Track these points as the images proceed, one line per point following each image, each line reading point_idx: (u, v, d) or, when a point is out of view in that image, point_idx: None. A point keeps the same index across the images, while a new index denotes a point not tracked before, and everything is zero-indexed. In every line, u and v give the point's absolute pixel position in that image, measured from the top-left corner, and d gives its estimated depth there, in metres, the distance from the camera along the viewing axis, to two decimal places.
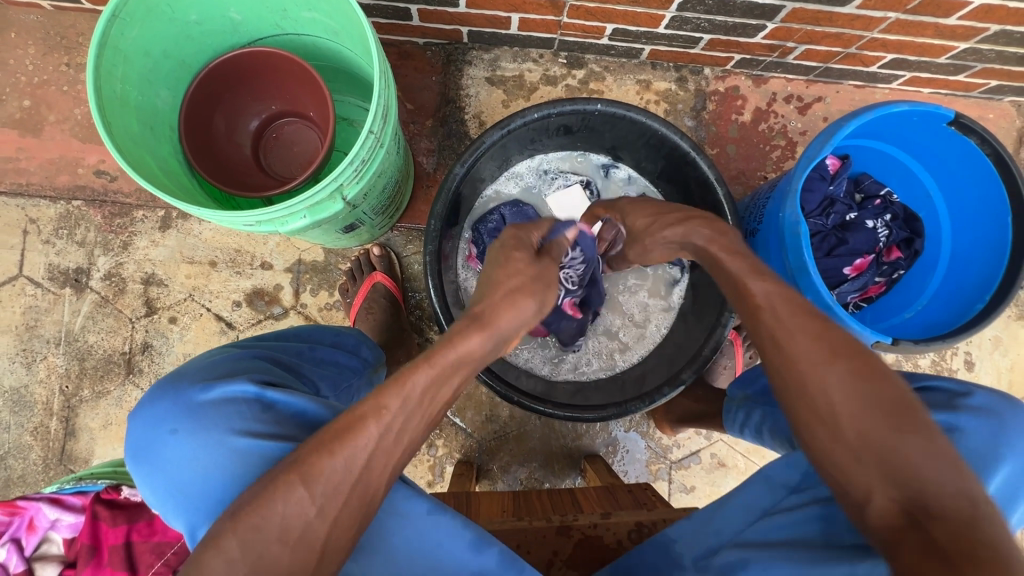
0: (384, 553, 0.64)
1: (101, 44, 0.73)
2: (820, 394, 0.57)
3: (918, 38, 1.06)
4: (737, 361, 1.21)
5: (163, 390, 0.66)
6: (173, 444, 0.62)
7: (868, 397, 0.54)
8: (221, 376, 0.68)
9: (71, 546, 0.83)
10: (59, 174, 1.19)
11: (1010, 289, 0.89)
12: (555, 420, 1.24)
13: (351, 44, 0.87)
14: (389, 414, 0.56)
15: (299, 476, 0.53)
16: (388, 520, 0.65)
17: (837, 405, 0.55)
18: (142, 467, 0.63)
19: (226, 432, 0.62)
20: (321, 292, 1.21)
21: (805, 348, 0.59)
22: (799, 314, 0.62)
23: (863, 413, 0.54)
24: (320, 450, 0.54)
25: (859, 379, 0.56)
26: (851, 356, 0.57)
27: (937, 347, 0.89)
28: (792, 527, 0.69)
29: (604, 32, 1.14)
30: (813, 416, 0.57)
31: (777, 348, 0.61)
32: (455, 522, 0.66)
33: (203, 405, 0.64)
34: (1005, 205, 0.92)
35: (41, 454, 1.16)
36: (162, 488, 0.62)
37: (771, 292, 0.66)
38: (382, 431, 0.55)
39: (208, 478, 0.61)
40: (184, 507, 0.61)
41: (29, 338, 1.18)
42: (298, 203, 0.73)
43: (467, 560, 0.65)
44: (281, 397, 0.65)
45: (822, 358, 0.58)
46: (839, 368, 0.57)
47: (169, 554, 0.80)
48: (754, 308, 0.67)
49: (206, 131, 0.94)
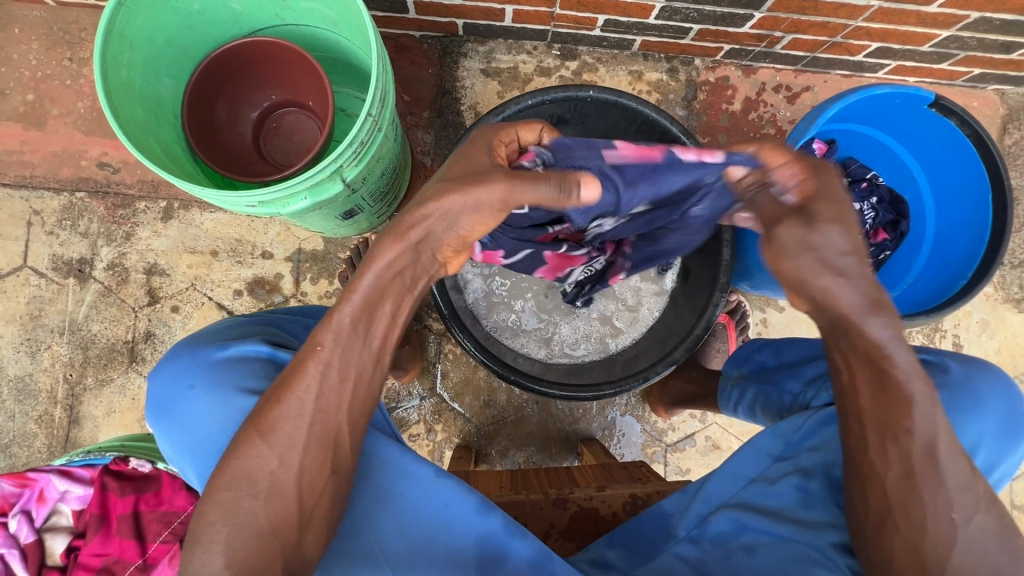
0: (396, 512, 0.72)
1: (107, 31, 0.76)
2: (947, 544, 0.61)
3: (901, 26, 1.09)
4: (730, 344, 1.24)
5: (186, 350, 0.76)
6: (193, 398, 0.71)
7: (995, 554, 0.61)
8: (235, 338, 0.77)
9: (79, 518, 0.95)
10: (62, 166, 1.21)
11: (992, 264, 0.93)
12: (551, 405, 1.26)
13: (350, 34, 0.89)
14: (324, 351, 0.61)
15: (255, 429, 0.61)
16: (400, 481, 0.73)
17: (966, 557, 0.61)
18: (169, 413, 0.73)
19: (241, 387, 0.71)
20: (321, 280, 1.23)
21: (959, 500, 0.61)
22: (959, 462, 0.62)
23: (985, 566, 0.61)
24: (270, 403, 0.62)
25: (993, 536, 0.62)
26: (991, 509, 0.62)
27: (922, 321, 0.93)
28: (775, 498, 0.75)
29: (596, 23, 1.17)
30: (924, 558, 0.61)
31: (923, 492, 0.61)
32: (460, 486, 0.72)
33: (221, 364, 0.73)
34: (984, 181, 0.97)
35: (46, 442, 1.18)
36: (182, 437, 0.71)
37: (949, 430, 0.62)
38: (320, 368, 0.61)
39: (222, 429, 0.70)
40: (200, 450, 0.70)
41: (34, 328, 1.20)
42: (299, 183, 0.75)
43: (472, 522, 0.71)
44: (291, 358, 0.74)
45: (971, 510, 0.61)
46: (978, 522, 0.61)
47: (175, 524, 0.94)
48: (920, 436, 0.61)
49: (209, 119, 0.97)
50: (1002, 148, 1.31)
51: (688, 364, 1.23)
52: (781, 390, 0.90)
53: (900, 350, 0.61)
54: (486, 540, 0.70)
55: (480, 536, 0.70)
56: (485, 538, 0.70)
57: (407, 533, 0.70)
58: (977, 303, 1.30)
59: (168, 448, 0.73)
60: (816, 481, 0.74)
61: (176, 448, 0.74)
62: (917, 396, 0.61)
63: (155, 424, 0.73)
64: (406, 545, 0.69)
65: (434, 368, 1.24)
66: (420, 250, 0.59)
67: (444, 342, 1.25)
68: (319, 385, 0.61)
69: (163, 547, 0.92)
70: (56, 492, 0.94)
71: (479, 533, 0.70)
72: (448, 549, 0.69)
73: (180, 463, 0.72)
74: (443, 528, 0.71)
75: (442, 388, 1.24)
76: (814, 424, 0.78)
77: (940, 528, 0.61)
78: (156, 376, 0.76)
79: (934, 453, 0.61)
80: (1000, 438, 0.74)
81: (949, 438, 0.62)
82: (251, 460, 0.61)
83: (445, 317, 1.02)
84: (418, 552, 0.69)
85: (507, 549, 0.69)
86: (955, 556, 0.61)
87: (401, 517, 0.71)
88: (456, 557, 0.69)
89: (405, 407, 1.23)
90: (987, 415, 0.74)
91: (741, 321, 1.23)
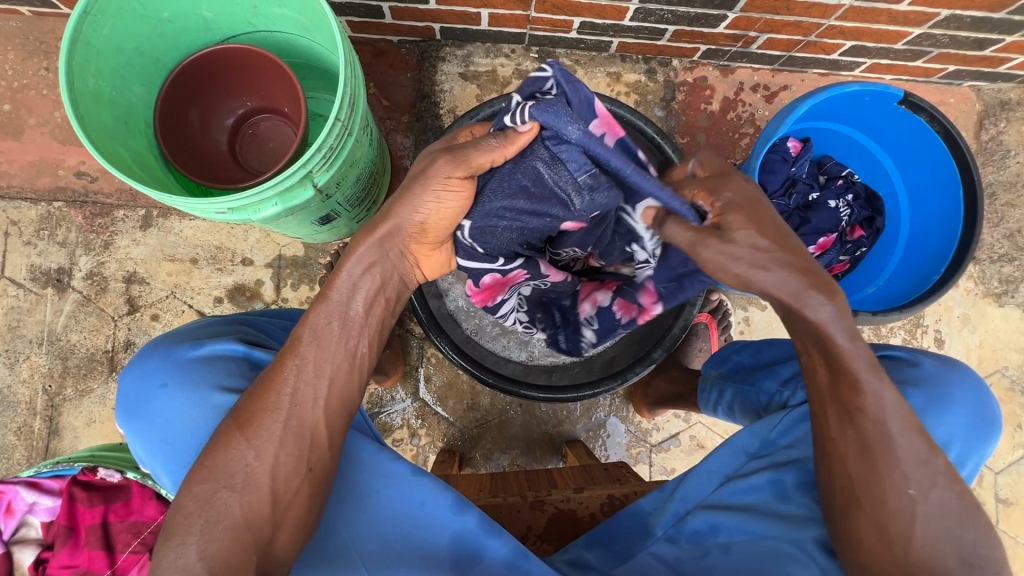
0: (371, 511, 0.71)
1: (73, 39, 0.75)
2: (908, 522, 0.62)
3: (873, 24, 1.10)
4: (712, 344, 1.24)
5: (159, 350, 0.75)
6: (165, 396, 0.71)
7: (958, 531, 0.62)
8: (208, 337, 0.77)
9: (49, 530, 0.94)
10: (40, 176, 1.21)
11: (963, 261, 0.96)
12: (535, 406, 1.26)
13: (321, 39, 0.89)
14: (303, 345, 0.66)
15: (237, 424, 0.63)
16: (377, 479, 0.72)
17: (926, 533, 0.62)
18: (136, 417, 0.71)
19: (213, 388, 0.70)
20: (301, 286, 1.22)
21: (915, 476, 0.63)
22: (911, 437, 0.63)
23: (950, 543, 0.62)
24: (252, 398, 0.64)
25: (955, 512, 0.62)
26: (954, 487, 0.63)
27: (896, 318, 0.97)
28: (748, 493, 0.75)
29: (572, 25, 1.17)
30: (886, 535, 0.62)
31: (880, 467, 0.63)
32: (436, 484, 0.71)
33: (195, 362, 0.72)
34: (956, 181, 1.00)
35: (25, 453, 1.17)
36: (152, 436, 0.70)
37: (897, 409, 0.64)
38: (298, 364, 0.65)
39: (196, 429, 0.69)
40: (169, 454, 0.69)
41: (12, 339, 1.19)
42: (268, 189, 0.75)
43: (448, 520, 0.70)
44: (266, 356, 0.74)
45: (927, 485, 0.63)
46: (936, 498, 0.63)
47: (145, 533, 0.94)
48: (871, 413, 0.63)
49: (182, 127, 0.97)
50: (979, 144, 1.32)
51: (671, 364, 1.23)
52: (758, 390, 0.89)
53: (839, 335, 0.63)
54: (462, 537, 0.69)
55: (455, 534, 0.70)
56: (461, 536, 0.69)
57: (382, 532, 0.69)
58: (958, 298, 1.30)
59: (139, 448, 0.72)
60: (789, 473, 0.74)
61: (142, 454, 0.72)
62: (864, 380, 0.63)
63: (126, 425, 0.72)
64: (381, 544, 0.69)
65: (417, 372, 1.24)
66: (387, 246, 0.68)
67: (427, 345, 1.25)
68: (298, 374, 0.65)
69: (132, 557, 0.92)
70: (25, 503, 0.93)
71: (455, 531, 0.70)
72: (423, 545, 0.69)
73: (151, 463, 0.71)
74: (420, 525, 0.70)
75: (425, 391, 1.24)
76: (790, 421, 0.78)
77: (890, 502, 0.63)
78: (128, 376, 0.75)
79: (883, 428, 0.63)
80: (969, 435, 0.74)
81: (899, 413, 0.63)
82: (232, 452, 0.61)
83: (423, 324, 1.06)
84: (394, 550, 0.68)
85: (483, 547, 0.69)
86: (916, 533, 0.62)
87: (376, 515, 0.71)
88: (432, 555, 0.68)
89: (389, 412, 1.22)
90: (956, 413, 0.74)
91: (724, 319, 1.24)
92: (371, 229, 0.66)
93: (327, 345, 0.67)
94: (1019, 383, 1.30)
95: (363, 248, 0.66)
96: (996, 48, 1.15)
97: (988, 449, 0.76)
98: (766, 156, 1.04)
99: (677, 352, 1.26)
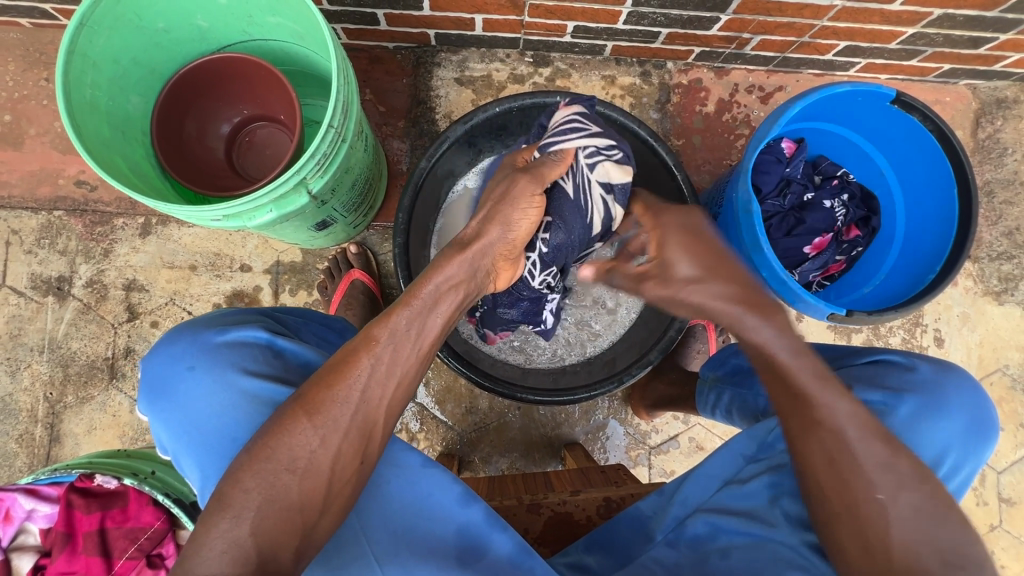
0: (381, 501, 0.70)
1: (69, 51, 0.76)
2: (859, 517, 0.62)
3: (866, 24, 1.10)
4: (710, 344, 1.25)
5: (186, 333, 0.75)
6: (191, 379, 0.71)
7: (935, 532, 0.60)
8: (234, 324, 0.77)
9: (44, 537, 0.95)
10: (40, 185, 1.22)
11: (957, 262, 0.96)
12: (533, 410, 1.26)
13: (316, 47, 0.90)
14: (379, 345, 0.65)
15: (303, 410, 0.61)
16: (386, 470, 0.72)
17: (893, 530, 0.61)
18: (161, 402, 0.71)
19: (238, 373, 0.70)
20: (299, 292, 1.24)
21: (871, 473, 0.62)
22: (870, 444, 0.63)
23: (930, 550, 0.60)
24: (320, 384, 0.63)
25: (931, 515, 0.61)
26: (923, 487, 0.62)
27: (891, 316, 0.95)
28: (746, 498, 0.75)
29: (566, 30, 1.18)
30: (868, 538, 0.61)
31: (843, 467, 0.63)
32: (445, 476, 0.72)
33: (220, 347, 0.72)
34: (950, 179, 0.99)
35: (27, 460, 1.18)
36: (178, 418, 0.70)
37: (851, 415, 0.64)
38: (373, 362, 0.64)
39: (221, 414, 0.69)
40: (195, 441, 0.69)
41: (13, 347, 1.20)
42: (263, 196, 0.76)
43: (455, 512, 0.71)
44: (289, 346, 0.75)
45: (893, 488, 0.62)
46: (907, 500, 0.61)
47: (141, 540, 0.94)
48: (823, 416, 0.64)
49: (177, 135, 0.97)
50: (976, 142, 1.32)
51: (669, 365, 1.23)
52: (755, 393, 0.89)
53: (788, 350, 0.66)
54: (466, 530, 0.70)
55: (461, 526, 0.70)
56: (467, 528, 0.70)
57: (390, 523, 0.69)
58: (957, 296, 1.30)
59: (162, 431, 0.71)
60: (785, 476, 0.74)
61: (164, 443, 0.72)
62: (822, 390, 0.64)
63: (149, 408, 0.72)
64: (389, 535, 0.68)
65: None
66: (476, 265, 0.73)
67: None
68: (370, 373, 0.64)
69: (127, 564, 0.93)
70: (23, 511, 0.94)
71: (461, 523, 0.71)
72: (430, 537, 0.69)
73: (174, 448, 0.71)
74: (428, 516, 0.71)
75: (423, 395, 1.24)
76: None
77: (851, 505, 0.62)
78: (152, 359, 0.74)
79: (840, 436, 0.64)
80: (968, 441, 0.73)
81: (848, 413, 0.64)
82: (298, 439, 0.60)
83: None
84: (402, 541, 0.68)
85: (488, 541, 0.70)
86: (891, 534, 0.61)
87: (385, 506, 0.70)
88: (437, 547, 0.68)
89: None
90: (954, 416, 0.73)
91: None
92: (463, 248, 0.71)
93: (403, 352, 0.66)
94: (1020, 381, 1.30)
95: (455, 267, 0.70)
96: (991, 47, 1.15)
97: (987, 454, 0.74)
98: (760, 157, 1.07)
99: (676, 353, 1.27)
